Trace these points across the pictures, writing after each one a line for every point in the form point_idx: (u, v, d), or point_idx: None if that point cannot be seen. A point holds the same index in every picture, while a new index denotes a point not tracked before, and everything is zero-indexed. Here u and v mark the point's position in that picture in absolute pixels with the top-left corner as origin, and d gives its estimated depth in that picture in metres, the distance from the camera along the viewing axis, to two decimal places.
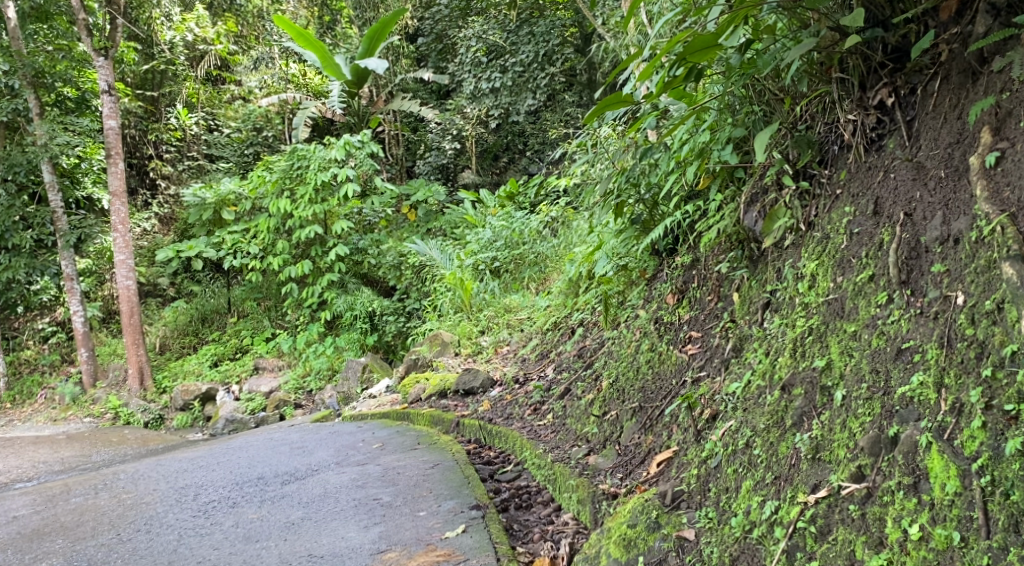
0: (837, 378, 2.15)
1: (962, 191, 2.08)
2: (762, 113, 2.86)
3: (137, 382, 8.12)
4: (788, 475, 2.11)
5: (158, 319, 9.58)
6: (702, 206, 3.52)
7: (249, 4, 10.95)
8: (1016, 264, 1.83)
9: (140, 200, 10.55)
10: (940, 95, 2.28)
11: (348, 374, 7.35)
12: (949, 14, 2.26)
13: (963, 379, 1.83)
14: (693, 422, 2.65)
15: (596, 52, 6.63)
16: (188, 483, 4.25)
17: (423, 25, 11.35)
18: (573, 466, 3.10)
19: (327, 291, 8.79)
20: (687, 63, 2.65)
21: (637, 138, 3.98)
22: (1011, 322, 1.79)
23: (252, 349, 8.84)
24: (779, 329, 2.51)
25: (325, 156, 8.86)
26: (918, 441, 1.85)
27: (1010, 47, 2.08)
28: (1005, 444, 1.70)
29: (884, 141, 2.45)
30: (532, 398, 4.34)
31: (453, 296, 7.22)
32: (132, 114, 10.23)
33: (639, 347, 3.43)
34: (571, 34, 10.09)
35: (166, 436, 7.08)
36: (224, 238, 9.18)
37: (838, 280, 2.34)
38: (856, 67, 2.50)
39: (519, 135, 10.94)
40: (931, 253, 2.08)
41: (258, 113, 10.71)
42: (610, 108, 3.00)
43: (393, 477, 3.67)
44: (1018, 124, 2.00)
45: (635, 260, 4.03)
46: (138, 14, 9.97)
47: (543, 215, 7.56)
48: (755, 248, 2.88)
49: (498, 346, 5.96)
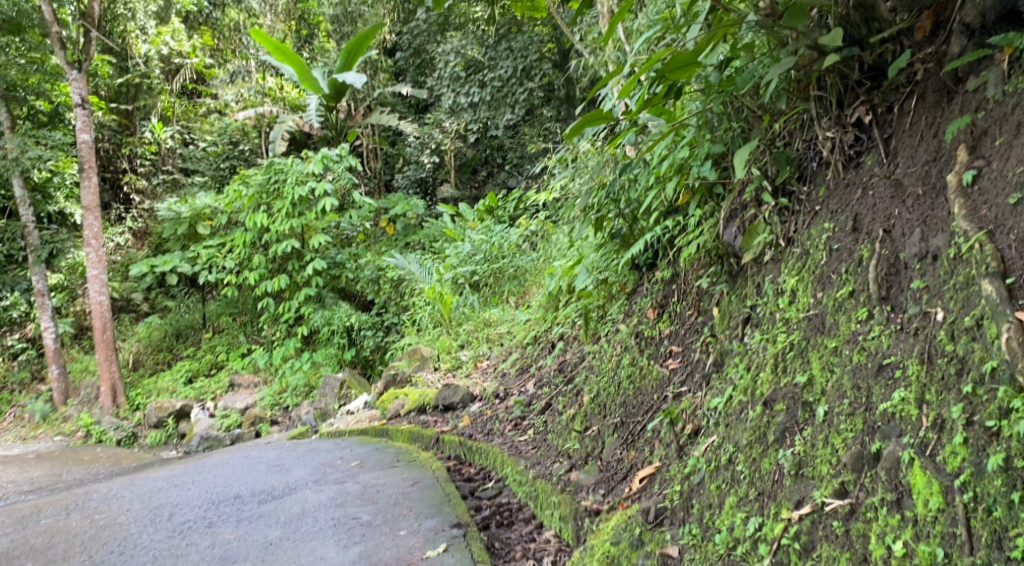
0: (819, 393, 2.17)
1: (939, 209, 2.11)
2: (740, 129, 2.87)
3: (110, 399, 7.96)
4: (771, 491, 2.11)
5: (132, 335, 9.42)
6: (682, 221, 3.53)
7: (225, 18, 11.13)
8: (994, 281, 1.85)
9: (114, 214, 10.42)
10: (917, 113, 2.32)
11: (325, 391, 7.28)
12: (923, 34, 2.33)
13: (944, 395, 1.84)
14: (675, 437, 2.65)
15: (575, 68, 6.68)
16: (163, 503, 4.17)
17: (402, 40, 11.37)
18: (555, 482, 3.08)
19: (304, 306, 8.72)
20: (666, 81, 2.68)
21: (617, 154, 4.01)
22: (990, 338, 1.81)
23: (227, 365, 8.73)
24: (759, 344, 2.52)
25: (302, 170, 8.84)
26: (900, 457, 1.86)
27: (984, 67, 2.13)
28: (986, 460, 1.70)
29: (862, 158, 2.48)
30: (513, 413, 4.32)
31: (432, 310, 7.18)
32: (106, 127, 10.13)
33: (620, 362, 3.42)
34: (549, 51, 9.90)
35: (139, 455, 6.95)
36: (199, 253, 9.08)
37: (818, 296, 2.36)
38: (834, 85, 2.54)
39: (498, 148, 10.93)
40: (910, 269, 2.10)
41: (235, 127, 10.63)
42: (589, 124, 3.00)
43: (372, 495, 3.62)
44: (994, 143, 2.03)
45: (615, 274, 4.04)
46: (113, 27, 9.54)
47: (522, 230, 7.57)
48: (735, 262, 2.90)
49: (478, 360, 5.94)
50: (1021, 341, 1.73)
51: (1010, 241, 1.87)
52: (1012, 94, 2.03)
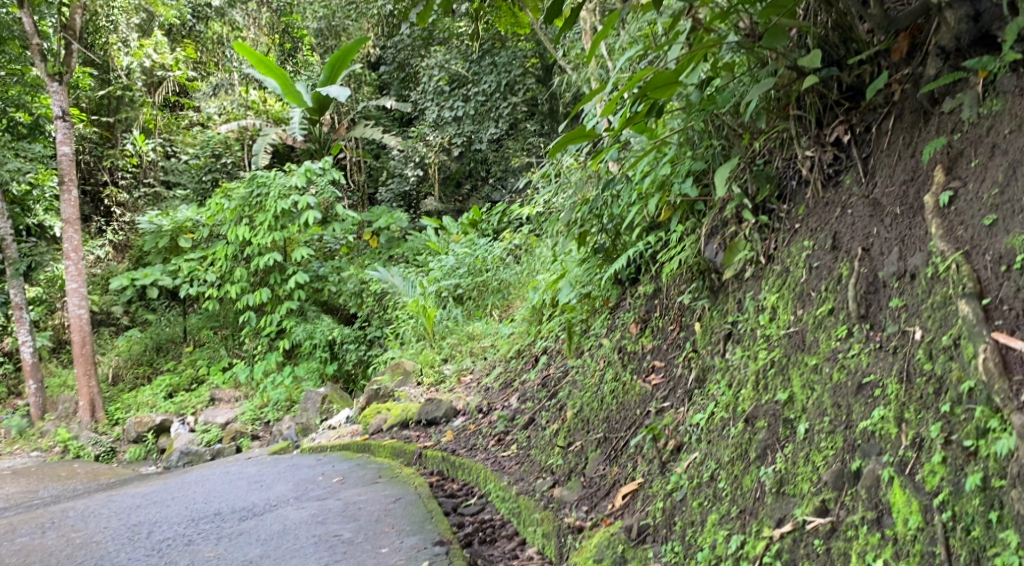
0: (800, 411, 2.18)
1: (917, 228, 2.13)
2: (721, 147, 2.89)
3: (88, 414, 7.84)
4: (753, 508, 2.12)
5: (111, 349, 9.31)
6: (664, 237, 3.56)
7: (208, 30, 11.31)
8: (971, 302, 1.87)
9: (94, 227, 10.33)
10: (895, 133, 2.35)
11: (307, 405, 7.22)
12: (900, 55, 2.35)
13: (923, 414, 1.86)
14: (658, 453, 2.65)
15: (559, 85, 6.75)
16: (141, 521, 4.11)
17: (386, 54, 11.46)
18: (538, 498, 3.06)
19: (286, 319, 8.65)
20: (648, 99, 2.69)
21: (599, 171, 4.04)
22: (967, 357, 1.82)
23: (208, 379, 8.64)
24: (741, 360, 2.53)
25: (285, 183, 8.76)
26: (880, 475, 1.87)
27: (959, 89, 2.16)
28: (964, 479, 1.71)
29: (841, 177, 2.52)
30: (496, 428, 4.31)
31: (415, 324, 7.15)
32: (86, 140, 10.07)
33: (603, 376, 3.42)
34: (533, 65, 10.26)
35: (118, 470, 6.86)
36: (180, 266, 9.02)
37: (798, 313, 2.38)
38: (813, 105, 2.58)
39: (483, 161, 10.94)
40: (889, 287, 2.13)
41: (216, 140, 10.45)
42: (573, 141, 3.03)
43: (353, 512, 3.59)
44: (969, 164, 2.06)
45: (598, 288, 4.04)
46: (95, 39, 9.51)
47: (506, 243, 7.58)
48: (716, 278, 2.91)
49: (461, 374, 5.91)
50: (997, 362, 1.75)
51: (985, 262, 1.90)
52: (986, 116, 2.06)
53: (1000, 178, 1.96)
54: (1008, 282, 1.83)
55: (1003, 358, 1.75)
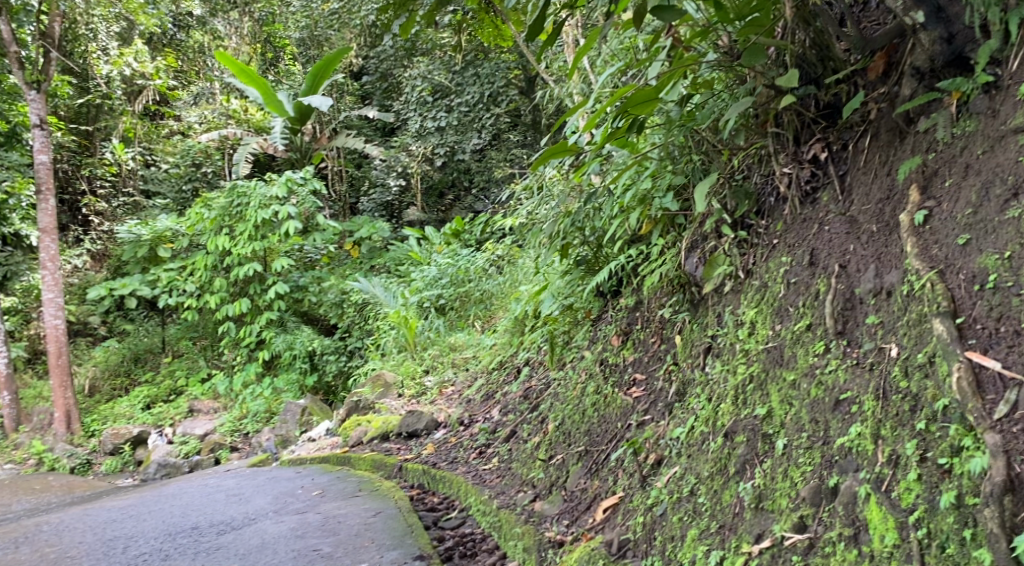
0: (778, 425, 2.19)
1: (893, 246, 2.16)
2: (700, 162, 2.92)
3: (64, 426, 7.69)
4: (732, 523, 2.13)
5: (87, 359, 9.07)
6: (645, 250, 3.58)
7: (189, 39, 11.26)
8: (945, 320, 1.89)
9: (71, 236, 10.18)
10: (870, 152, 2.39)
11: (286, 417, 7.18)
12: (877, 74, 2.38)
13: (899, 431, 1.87)
14: (638, 467, 2.65)
15: (542, 97, 6.78)
16: (116, 535, 4.04)
17: (368, 64, 11.47)
18: (519, 512, 3.05)
19: (266, 330, 8.57)
20: (629, 115, 2.70)
21: (582, 184, 4.06)
22: (942, 376, 1.84)
23: (187, 390, 8.53)
24: (720, 375, 2.55)
25: (266, 194, 8.70)
26: (857, 492, 1.88)
27: (934, 109, 2.20)
28: (939, 496, 1.73)
29: (818, 194, 2.55)
30: (478, 440, 4.29)
31: (397, 334, 7.11)
32: (64, 148, 9.93)
33: (585, 389, 3.42)
34: (516, 77, 10.32)
35: (93, 483, 6.75)
36: (159, 276, 8.92)
37: (776, 328, 2.40)
38: (790, 122, 2.61)
39: (465, 172, 10.95)
40: (865, 304, 2.15)
41: (197, 149, 10.48)
42: (555, 155, 3.04)
43: (333, 526, 3.56)
44: (944, 184, 2.09)
45: (580, 300, 4.05)
46: (73, 46, 8.99)
47: (489, 253, 7.56)
48: (696, 292, 2.93)
49: (443, 386, 5.87)
50: (970, 381, 1.78)
51: (959, 281, 1.93)
52: (960, 137, 2.10)
53: (973, 199, 1.99)
54: (980, 301, 1.86)
55: (976, 376, 1.78)
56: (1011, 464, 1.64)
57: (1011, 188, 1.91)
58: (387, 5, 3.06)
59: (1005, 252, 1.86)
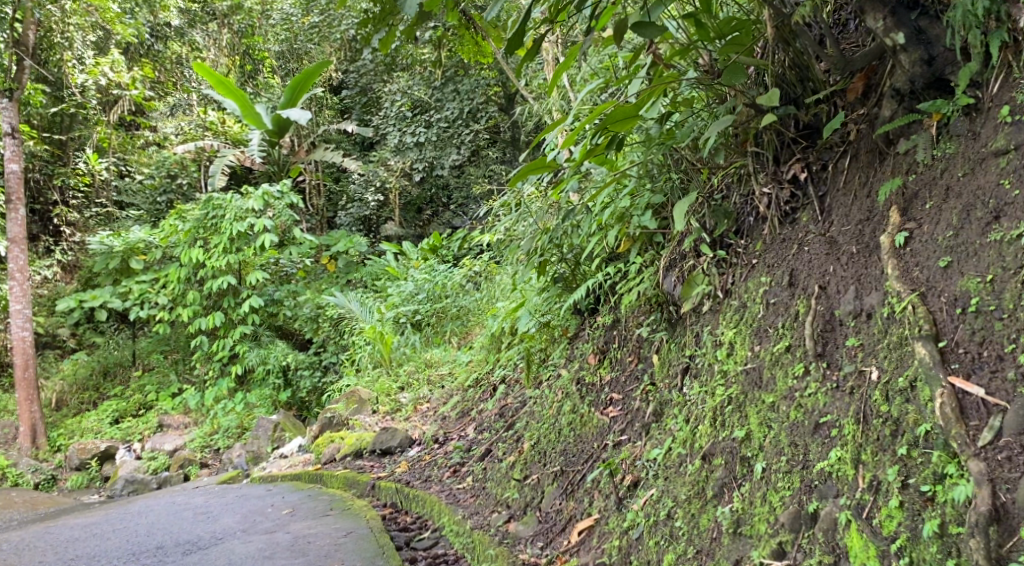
0: (756, 448, 2.16)
1: (873, 267, 2.15)
2: (680, 180, 2.91)
3: (28, 440, 7.48)
4: (710, 549, 2.08)
5: (55, 372, 8.87)
6: (623, 268, 3.57)
7: (167, 50, 10.80)
8: (927, 344, 1.88)
9: (42, 246, 9.94)
10: (850, 172, 2.38)
11: (258, 434, 7.05)
12: (856, 95, 2.38)
13: (880, 456, 1.85)
14: (614, 488, 2.60)
15: (521, 115, 6.82)
16: (78, 555, 3.90)
17: (348, 78, 11.54)
18: (492, 533, 2.97)
19: (239, 344, 8.42)
20: (608, 133, 2.68)
21: (561, 201, 4.07)
22: (924, 401, 1.82)
23: (157, 405, 8.33)
24: (698, 396, 2.52)
25: (242, 206, 8.59)
26: (837, 518, 1.85)
27: (914, 131, 2.20)
28: (922, 525, 1.70)
29: (798, 214, 2.54)
30: (452, 459, 4.22)
31: (372, 350, 7.01)
32: (36, 157, 9.72)
33: (561, 408, 3.37)
34: (496, 93, 10.53)
35: (58, 499, 6.56)
36: (131, 288, 8.72)
37: (755, 349, 2.38)
38: (770, 141, 2.60)
39: (444, 188, 10.98)
40: (845, 326, 2.13)
41: (173, 160, 10.41)
42: (532, 171, 3.02)
43: (302, 547, 3.46)
44: (925, 206, 2.09)
45: (557, 317, 4.03)
46: (48, 55, 8.86)
47: (466, 269, 7.55)
48: (674, 311, 2.92)
49: (418, 403, 5.76)
50: (953, 407, 1.76)
51: (941, 304, 1.92)
52: (940, 159, 2.10)
53: (954, 221, 1.99)
54: (963, 325, 1.85)
55: (959, 403, 1.76)
56: (996, 493, 1.62)
57: (992, 211, 1.90)
58: (368, 19, 3.04)
59: (987, 275, 1.86)
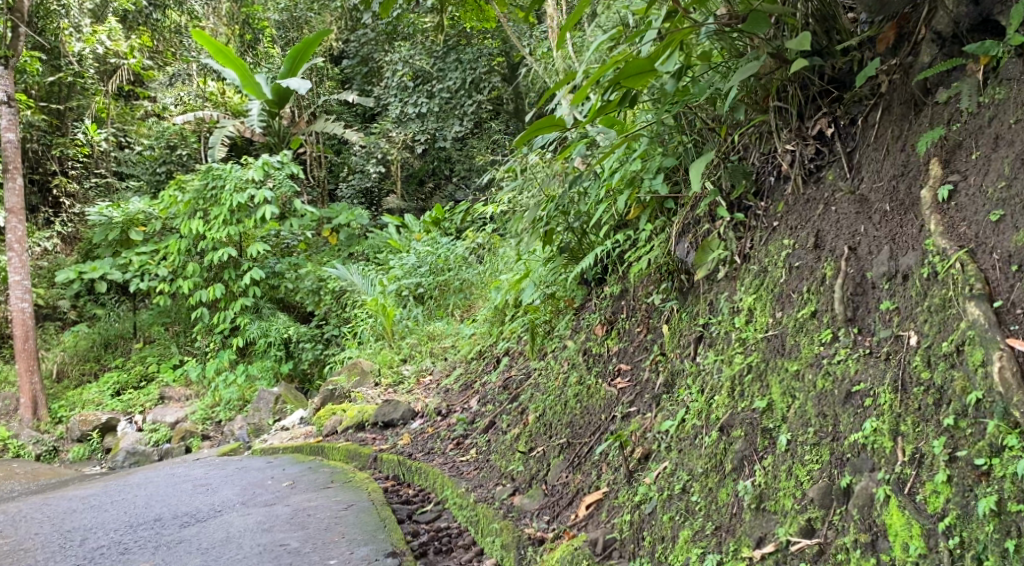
0: (779, 420, 2.04)
1: (909, 225, 2.02)
2: (693, 143, 2.77)
3: (29, 412, 7.38)
4: (730, 525, 1.97)
5: (56, 344, 8.76)
6: (632, 236, 3.43)
7: (166, 19, 10.52)
8: (980, 305, 1.76)
9: (41, 217, 9.70)
10: (882, 126, 2.24)
11: (260, 405, 6.96)
12: (886, 45, 2.24)
13: (922, 426, 1.73)
14: (624, 461, 2.48)
15: (524, 85, 6.63)
16: (75, 526, 3.82)
17: (348, 47, 11.24)
18: (497, 507, 2.87)
19: (239, 316, 8.33)
20: (621, 88, 2.59)
21: (568, 167, 3.93)
22: (973, 366, 1.71)
23: (158, 377, 8.22)
24: (713, 365, 2.39)
25: (241, 177, 8.41)
26: (874, 494, 1.74)
27: (955, 78, 2.07)
28: (974, 502, 1.59)
29: (823, 173, 2.41)
30: (455, 431, 4.11)
31: (374, 323, 6.87)
32: (35, 127, 9.38)
33: (567, 380, 3.26)
34: (499, 62, 10.10)
35: (59, 471, 6.49)
36: (131, 259, 8.58)
37: (777, 315, 2.25)
38: (795, 96, 2.46)
39: (446, 160, 10.88)
40: (879, 289, 2.01)
41: (172, 130, 10.12)
42: (538, 133, 2.87)
43: (302, 520, 3.37)
44: (969, 157, 1.96)
45: (563, 288, 3.91)
46: (45, 24, 8.92)
47: (470, 241, 7.44)
48: (686, 279, 2.78)
49: (421, 375, 5.67)
50: (1014, 371, 1.64)
51: (993, 261, 1.80)
52: (987, 106, 1.97)
53: (1006, 171, 1.86)
54: (1019, 284, 1.73)
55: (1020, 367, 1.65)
56: None
57: None
58: None
59: None
